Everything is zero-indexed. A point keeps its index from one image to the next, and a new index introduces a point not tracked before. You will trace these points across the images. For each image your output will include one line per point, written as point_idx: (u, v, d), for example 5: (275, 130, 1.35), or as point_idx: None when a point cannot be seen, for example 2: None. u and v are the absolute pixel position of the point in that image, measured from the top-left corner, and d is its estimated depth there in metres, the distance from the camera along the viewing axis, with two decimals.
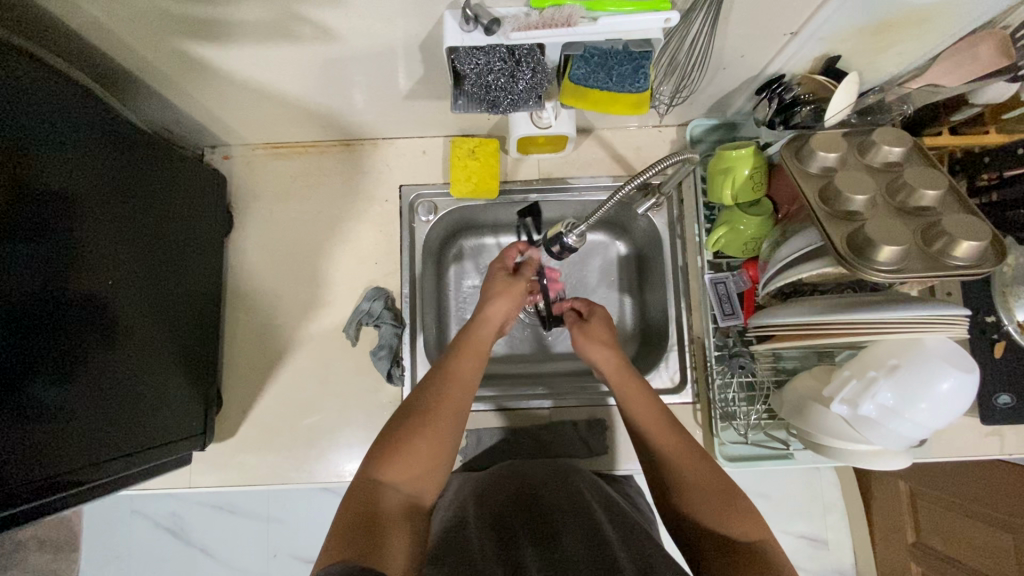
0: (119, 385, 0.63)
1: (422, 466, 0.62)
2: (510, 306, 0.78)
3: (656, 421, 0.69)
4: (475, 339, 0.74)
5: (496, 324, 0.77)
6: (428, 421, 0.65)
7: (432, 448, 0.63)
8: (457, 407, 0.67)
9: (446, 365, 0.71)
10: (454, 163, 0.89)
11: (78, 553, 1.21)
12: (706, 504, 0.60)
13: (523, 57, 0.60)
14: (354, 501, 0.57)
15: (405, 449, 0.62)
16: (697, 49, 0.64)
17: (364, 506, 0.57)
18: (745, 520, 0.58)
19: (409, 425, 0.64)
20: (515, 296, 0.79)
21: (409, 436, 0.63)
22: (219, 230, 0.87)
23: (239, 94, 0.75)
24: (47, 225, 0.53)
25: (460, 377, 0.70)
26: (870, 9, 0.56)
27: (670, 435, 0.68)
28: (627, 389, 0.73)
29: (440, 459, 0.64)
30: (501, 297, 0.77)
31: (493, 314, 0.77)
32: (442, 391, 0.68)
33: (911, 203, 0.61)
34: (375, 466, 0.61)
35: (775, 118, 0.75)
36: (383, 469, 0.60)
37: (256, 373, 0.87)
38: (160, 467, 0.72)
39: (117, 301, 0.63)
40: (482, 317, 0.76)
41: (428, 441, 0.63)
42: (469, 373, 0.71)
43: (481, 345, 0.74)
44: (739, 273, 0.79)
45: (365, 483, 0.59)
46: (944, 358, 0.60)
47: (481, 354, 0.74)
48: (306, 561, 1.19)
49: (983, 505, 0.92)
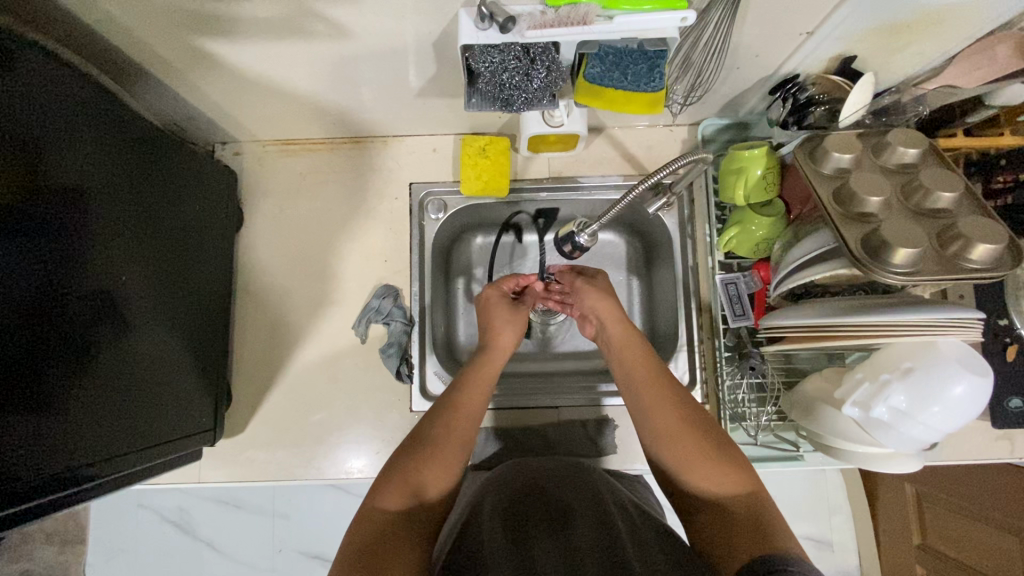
0: (128, 382, 0.63)
1: (426, 484, 0.63)
2: (511, 336, 0.80)
3: (658, 381, 0.70)
4: (481, 372, 0.74)
5: (504, 353, 0.79)
6: (435, 453, 0.65)
7: (440, 470, 0.64)
8: (463, 433, 0.68)
9: (454, 394, 0.71)
10: (464, 161, 0.89)
11: (85, 545, 1.22)
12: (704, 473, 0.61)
13: (538, 55, 0.60)
14: (359, 524, 0.58)
15: (408, 477, 0.62)
16: (713, 48, 0.64)
17: (368, 529, 0.57)
18: (736, 480, 0.60)
19: (418, 454, 0.64)
20: (519, 326, 0.82)
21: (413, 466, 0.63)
22: (230, 226, 0.87)
23: (251, 91, 0.75)
24: (57, 222, 0.53)
25: (464, 409, 0.70)
26: (889, 8, 0.56)
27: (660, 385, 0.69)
28: (627, 350, 0.74)
29: (450, 477, 0.65)
30: (508, 328, 0.80)
31: (499, 345, 0.79)
32: (448, 418, 0.68)
33: (927, 206, 0.60)
34: (379, 491, 0.61)
35: (789, 118, 0.74)
36: (387, 489, 0.61)
37: (264, 369, 0.87)
38: (171, 464, 0.72)
39: (128, 298, 0.63)
40: (491, 347, 0.78)
41: (434, 467, 0.64)
42: (472, 403, 0.71)
43: (488, 374, 0.75)
44: (750, 273, 0.79)
45: (366, 512, 0.59)
46: (958, 361, 0.59)
47: (487, 385, 0.74)
48: (311, 557, 1.20)
49: (989, 508, 0.92)
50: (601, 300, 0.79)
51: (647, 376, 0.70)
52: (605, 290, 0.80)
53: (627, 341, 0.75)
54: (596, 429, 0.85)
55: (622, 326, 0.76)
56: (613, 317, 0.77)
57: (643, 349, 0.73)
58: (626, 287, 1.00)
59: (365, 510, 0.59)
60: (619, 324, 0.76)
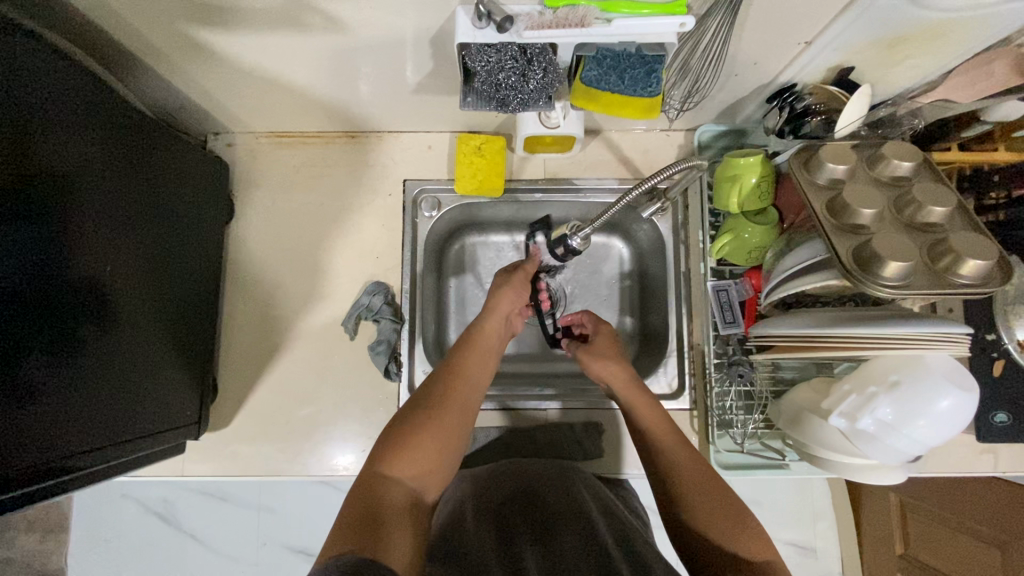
0: (114, 370, 0.62)
1: (431, 463, 0.61)
2: (516, 299, 0.81)
3: (662, 431, 0.69)
4: (478, 338, 0.75)
5: (502, 316, 0.79)
6: (439, 416, 0.65)
7: (440, 447, 0.63)
8: (464, 404, 0.68)
9: (454, 360, 0.72)
10: (459, 159, 0.89)
11: (67, 535, 1.21)
12: (705, 507, 0.61)
13: (534, 56, 0.59)
14: (360, 495, 0.56)
15: (412, 446, 0.61)
16: (712, 54, 0.63)
17: (369, 500, 0.55)
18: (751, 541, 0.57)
19: (419, 425, 0.63)
20: (519, 290, 0.82)
21: (416, 435, 0.62)
22: (220, 216, 0.87)
23: (245, 82, 0.74)
24: (44, 208, 0.52)
25: (466, 373, 0.71)
26: (888, 19, 0.56)
27: (666, 429, 0.69)
28: (636, 403, 0.72)
29: (450, 456, 0.63)
30: (507, 288, 0.81)
31: (498, 304, 0.79)
32: (448, 384, 0.69)
33: (919, 219, 0.60)
34: (382, 462, 0.59)
35: (786, 126, 0.74)
36: (392, 462, 0.59)
37: (252, 363, 0.86)
38: (151, 456, 0.72)
39: (115, 286, 0.62)
40: (487, 309, 0.78)
41: (437, 436, 0.63)
42: (473, 372, 0.72)
43: (489, 340, 0.76)
44: (742, 281, 0.80)
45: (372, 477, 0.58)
46: (945, 375, 0.60)
47: (486, 354, 0.75)
48: (295, 551, 1.19)
49: (973, 520, 0.92)
50: (609, 366, 0.77)
51: (656, 424, 0.70)
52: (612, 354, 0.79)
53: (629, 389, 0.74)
54: (583, 433, 0.85)
55: (630, 388, 0.75)
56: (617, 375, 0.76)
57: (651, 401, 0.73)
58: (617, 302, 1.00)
59: (369, 480, 0.58)
60: (625, 379, 0.76)
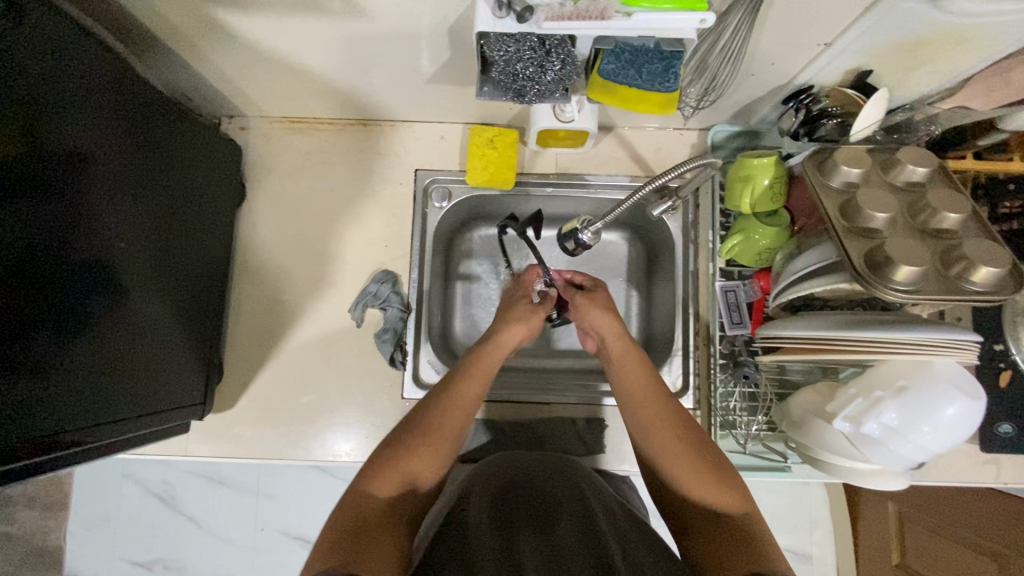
0: (120, 348, 0.62)
1: (415, 476, 0.62)
2: (523, 332, 0.79)
3: (652, 396, 0.68)
4: (480, 365, 0.72)
5: (507, 349, 0.76)
6: (429, 443, 0.64)
7: (427, 468, 0.63)
8: (457, 427, 0.67)
9: (451, 382, 0.70)
10: (472, 151, 0.89)
11: (66, 512, 1.22)
12: (692, 476, 0.62)
13: (553, 47, 0.60)
14: (344, 511, 0.57)
15: (401, 470, 0.61)
16: (730, 52, 0.63)
17: (352, 519, 0.56)
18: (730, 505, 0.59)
19: (409, 446, 0.63)
20: (530, 325, 0.79)
21: (404, 459, 0.62)
22: (231, 200, 0.87)
23: (261, 65, 0.74)
24: (57, 184, 0.52)
25: (463, 400, 0.69)
26: (909, 22, 0.55)
27: (654, 396, 0.69)
28: (629, 364, 0.72)
29: (436, 474, 0.64)
30: (515, 324, 0.78)
31: (505, 340, 0.76)
32: (444, 411, 0.67)
33: (933, 225, 0.60)
34: (367, 482, 0.60)
35: (801, 128, 0.74)
36: (376, 484, 0.60)
37: (258, 347, 0.87)
38: (156, 434, 0.72)
39: (123, 263, 0.62)
40: (495, 344, 0.75)
41: (425, 463, 0.63)
42: (472, 396, 0.70)
43: (490, 366, 0.73)
44: (750, 282, 0.80)
45: (356, 496, 0.59)
46: (951, 381, 0.60)
47: (485, 378, 0.72)
48: (293, 537, 1.19)
49: (971, 531, 0.92)
50: (605, 320, 0.76)
51: (645, 392, 0.69)
52: (608, 308, 0.78)
53: (625, 353, 0.73)
54: (586, 428, 0.85)
55: (623, 345, 0.74)
56: (613, 331, 0.75)
57: (642, 365, 0.71)
58: (624, 303, 0.99)
59: (354, 497, 0.59)
60: (620, 338, 0.74)
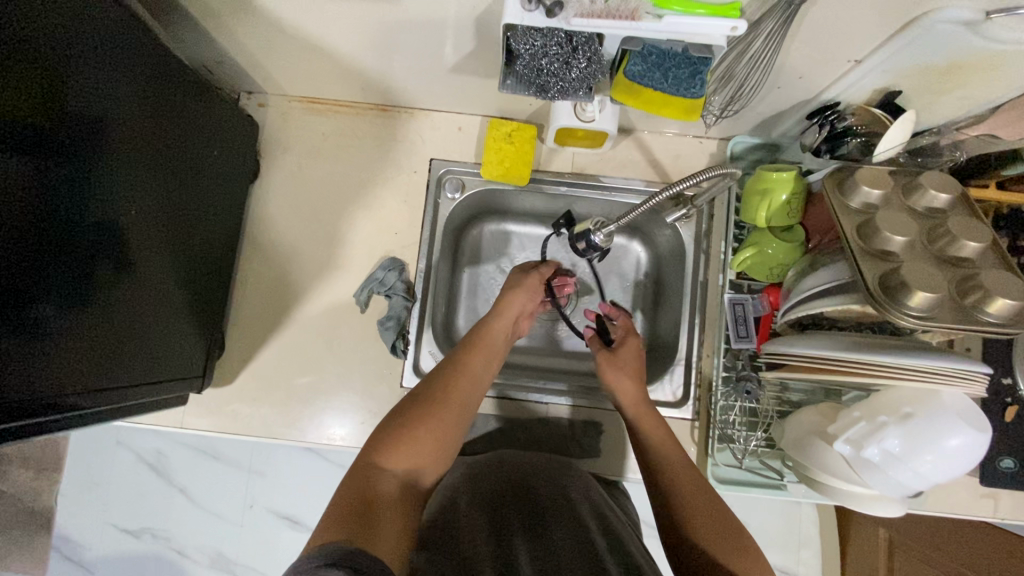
0: (125, 316, 0.62)
1: (426, 455, 0.61)
2: (527, 300, 0.81)
3: (669, 445, 0.71)
4: (485, 340, 0.74)
5: (511, 317, 0.78)
6: (436, 413, 0.64)
7: (434, 442, 0.62)
8: (464, 398, 0.67)
9: (456, 357, 0.71)
10: (488, 144, 0.88)
11: (59, 475, 1.22)
12: (706, 529, 0.60)
13: (580, 44, 0.59)
14: (353, 483, 0.55)
15: (410, 441, 0.60)
16: (759, 62, 0.62)
17: (361, 488, 0.54)
18: (748, 570, 0.56)
19: (417, 416, 0.62)
20: (532, 292, 0.82)
21: (412, 427, 0.61)
22: (243, 175, 0.86)
23: (286, 43, 0.74)
24: (73, 147, 0.52)
25: (469, 375, 0.70)
26: (944, 45, 0.54)
27: (671, 446, 0.70)
28: (644, 418, 0.73)
29: (442, 455, 0.63)
30: (521, 289, 0.81)
31: (511, 303, 0.79)
32: (448, 382, 0.68)
33: (951, 252, 0.59)
34: (376, 453, 0.58)
35: (822, 145, 0.74)
36: (385, 455, 0.58)
37: (261, 325, 0.87)
38: (155, 403, 0.73)
39: (133, 231, 0.62)
40: (497, 311, 0.78)
41: (433, 433, 0.62)
42: (477, 368, 0.71)
43: (493, 341, 0.75)
44: (760, 297, 0.79)
45: (365, 466, 0.57)
46: (958, 413, 0.58)
47: (493, 355, 0.74)
48: (281, 516, 1.20)
49: (961, 564, 0.92)
50: (626, 378, 0.78)
51: (661, 441, 0.71)
52: (633, 367, 0.79)
53: (642, 406, 0.75)
54: (583, 431, 0.85)
55: (641, 404, 0.75)
56: (633, 392, 0.76)
57: (659, 421, 0.73)
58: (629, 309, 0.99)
59: (364, 467, 0.57)
60: (637, 393, 0.76)
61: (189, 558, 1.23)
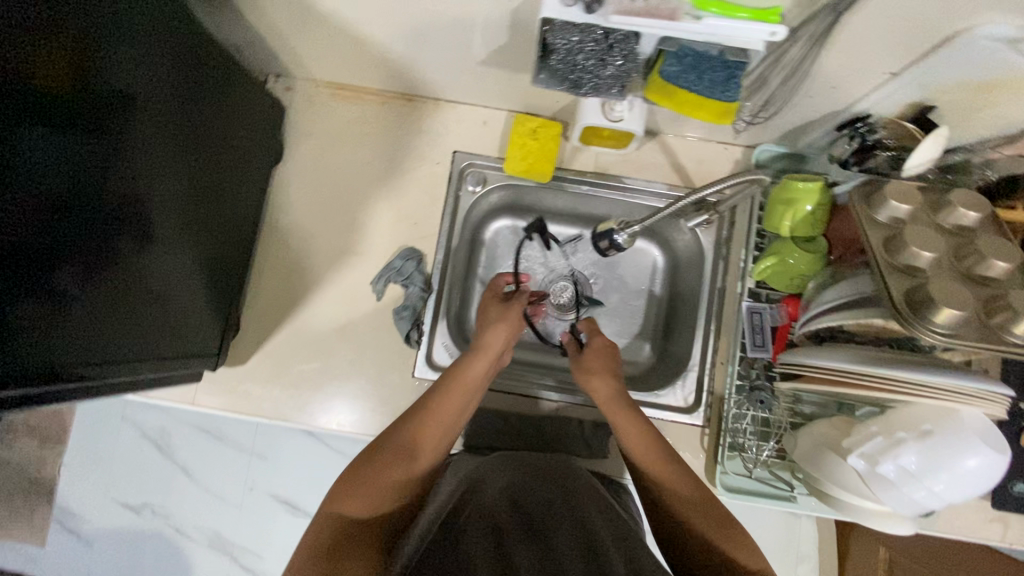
0: (142, 294, 0.63)
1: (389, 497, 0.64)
2: (506, 335, 0.80)
3: (648, 444, 0.69)
4: (465, 376, 0.74)
5: (492, 355, 0.77)
6: (404, 459, 0.66)
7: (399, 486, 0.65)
8: (434, 443, 0.69)
9: (431, 397, 0.72)
10: (513, 139, 0.88)
11: (63, 446, 1.23)
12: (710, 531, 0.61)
13: (616, 42, 0.58)
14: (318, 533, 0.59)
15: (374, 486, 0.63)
16: (794, 69, 0.62)
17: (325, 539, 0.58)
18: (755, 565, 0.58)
19: (383, 462, 0.65)
20: (511, 325, 0.81)
21: (381, 471, 0.64)
22: (266, 158, 0.87)
23: (319, 27, 0.74)
24: (104, 121, 0.52)
25: (441, 417, 0.71)
26: (986, 60, 0.54)
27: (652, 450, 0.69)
28: (621, 422, 0.72)
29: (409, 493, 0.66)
30: (500, 325, 0.80)
31: (492, 341, 0.78)
32: (419, 425, 0.69)
33: (978, 271, 0.59)
34: (340, 500, 0.62)
35: (850, 157, 0.72)
36: (350, 502, 0.62)
37: (276, 307, 0.87)
38: (168, 378, 0.73)
39: (155, 210, 0.62)
40: (480, 346, 0.77)
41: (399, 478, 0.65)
42: (451, 410, 0.72)
43: (472, 379, 0.74)
44: (778, 307, 0.79)
45: (330, 514, 0.61)
46: (978, 434, 0.57)
47: (470, 392, 0.74)
48: (281, 500, 1.20)
49: None
50: (603, 381, 0.77)
51: (643, 445, 0.69)
52: (607, 367, 0.79)
53: (617, 408, 0.74)
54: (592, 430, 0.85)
55: (615, 408, 0.74)
56: (609, 397, 0.75)
57: (638, 422, 0.71)
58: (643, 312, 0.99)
59: (329, 515, 0.61)
60: (611, 398, 0.75)
61: (187, 537, 1.23)
